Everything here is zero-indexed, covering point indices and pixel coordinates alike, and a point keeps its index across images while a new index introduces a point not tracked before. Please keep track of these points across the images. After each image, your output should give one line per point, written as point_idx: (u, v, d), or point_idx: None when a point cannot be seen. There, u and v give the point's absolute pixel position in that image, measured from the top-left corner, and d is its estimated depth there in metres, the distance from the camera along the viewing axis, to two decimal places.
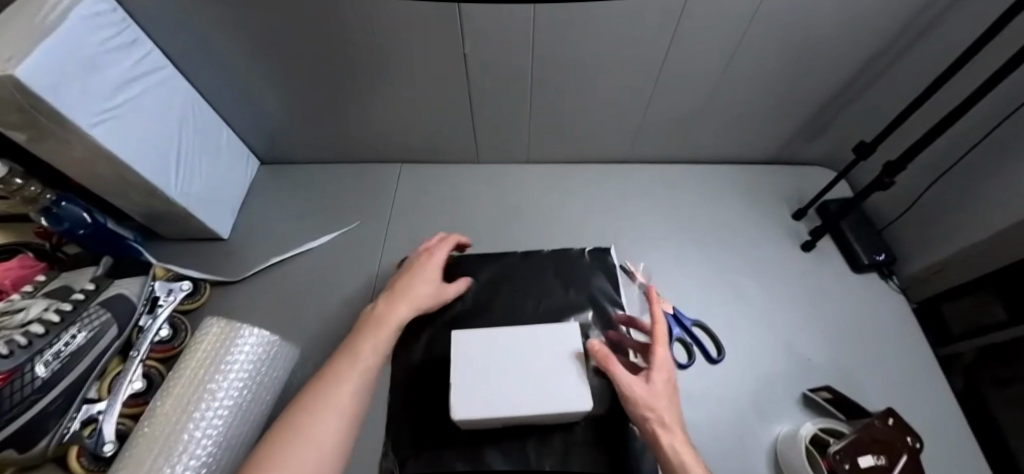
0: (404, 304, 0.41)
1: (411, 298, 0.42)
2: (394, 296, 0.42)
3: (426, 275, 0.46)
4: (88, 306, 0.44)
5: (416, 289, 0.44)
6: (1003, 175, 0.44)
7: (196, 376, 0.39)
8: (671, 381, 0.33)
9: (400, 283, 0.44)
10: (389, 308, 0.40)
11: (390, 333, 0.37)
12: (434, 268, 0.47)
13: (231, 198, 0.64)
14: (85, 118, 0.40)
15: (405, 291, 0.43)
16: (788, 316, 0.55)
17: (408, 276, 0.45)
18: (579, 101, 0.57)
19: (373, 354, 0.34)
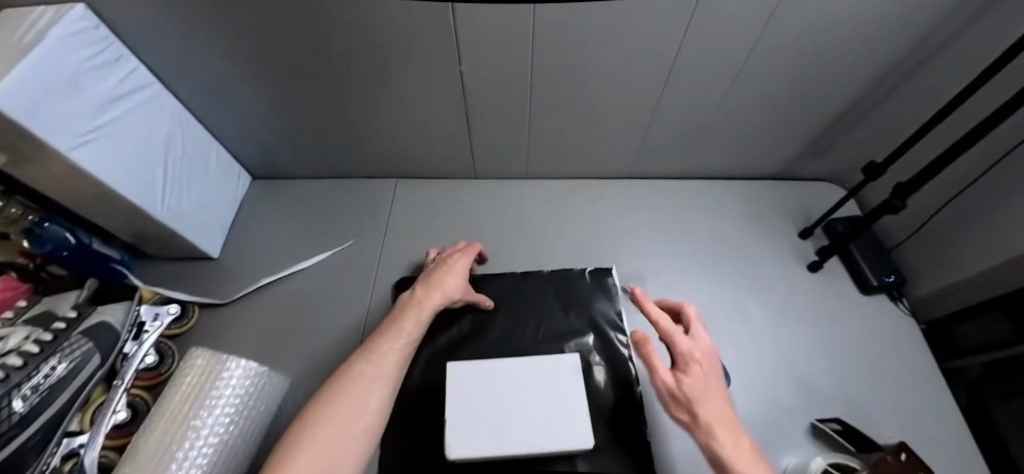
0: (438, 292, 0.43)
1: (445, 286, 0.44)
2: (430, 283, 0.44)
3: (459, 267, 0.47)
4: (70, 335, 0.42)
5: (451, 279, 0.46)
6: (1019, 198, 0.42)
7: (179, 413, 0.37)
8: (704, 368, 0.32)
9: (434, 272, 0.46)
10: (425, 295, 0.42)
11: (423, 319, 0.40)
12: (466, 261, 0.49)
13: (221, 216, 0.62)
14: (66, 140, 0.38)
15: (440, 280, 0.45)
16: (795, 339, 0.54)
17: (442, 267, 0.47)
18: (580, 116, 0.55)
19: (407, 340, 0.38)
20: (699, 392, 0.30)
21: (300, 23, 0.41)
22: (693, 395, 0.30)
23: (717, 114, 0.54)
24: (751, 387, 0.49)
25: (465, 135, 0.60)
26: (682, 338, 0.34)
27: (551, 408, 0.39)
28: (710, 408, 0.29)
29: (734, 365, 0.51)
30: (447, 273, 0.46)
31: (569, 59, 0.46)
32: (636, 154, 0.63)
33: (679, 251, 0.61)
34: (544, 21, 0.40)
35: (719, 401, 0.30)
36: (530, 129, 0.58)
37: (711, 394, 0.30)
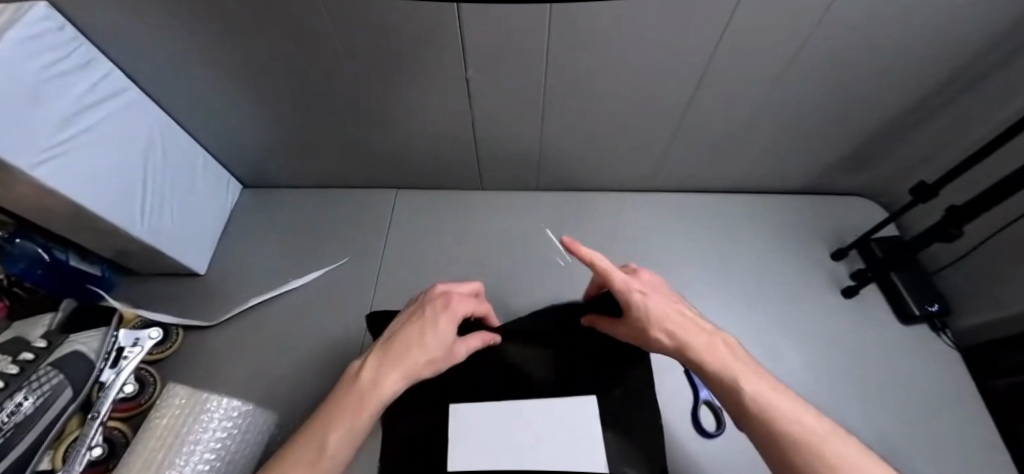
0: (396, 373, 0.31)
1: (409, 361, 0.32)
2: (389, 357, 0.32)
3: (435, 330, 0.35)
4: (38, 367, 0.39)
5: (418, 347, 0.33)
6: None
7: (154, 461, 0.33)
8: (652, 299, 0.33)
9: (400, 335, 0.34)
10: (376, 377, 0.31)
11: (366, 415, 0.29)
12: (449, 318, 0.36)
13: (208, 229, 0.58)
14: (28, 158, 0.34)
15: (404, 352, 0.33)
16: (829, 374, 0.49)
17: (412, 328, 0.34)
18: (596, 124, 0.51)
19: (342, 444, 0.28)
20: (663, 316, 0.32)
21: (291, 24, 0.37)
22: (658, 320, 0.32)
23: (746, 124, 0.49)
24: None
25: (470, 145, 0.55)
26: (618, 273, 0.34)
27: (552, 436, 0.39)
28: (676, 327, 0.31)
29: None
30: (416, 339, 0.34)
31: (588, 65, 0.41)
32: (653, 166, 0.59)
33: (701, 272, 0.57)
34: (563, 26, 0.36)
35: (677, 317, 0.32)
36: (541, 138, 0.54)
37: (670, 315, 0.32)
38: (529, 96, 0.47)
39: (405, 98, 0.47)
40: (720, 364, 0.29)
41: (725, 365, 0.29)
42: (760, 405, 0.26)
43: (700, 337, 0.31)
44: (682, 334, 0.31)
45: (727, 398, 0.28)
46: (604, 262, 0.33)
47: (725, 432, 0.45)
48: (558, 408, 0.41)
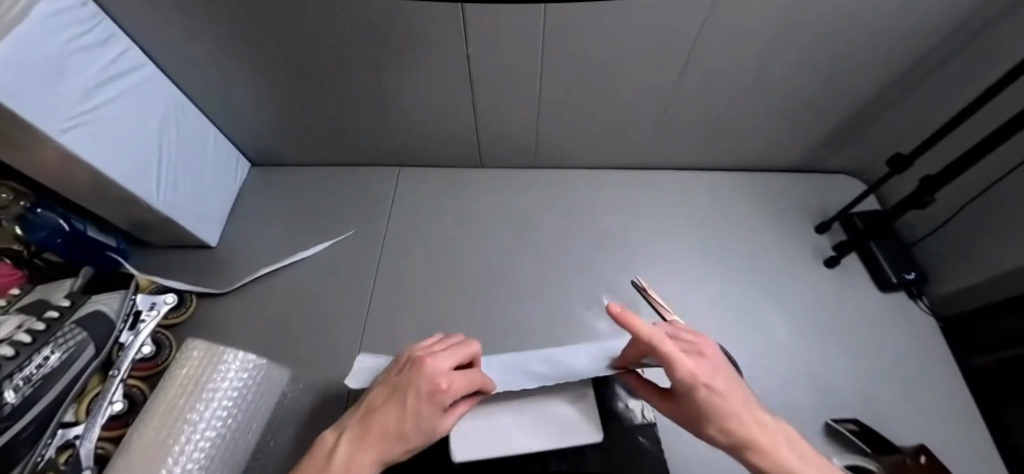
0: (370, 458, 0.26)
1: (384, 450, 0.27)
2: (364, 439, 0.27)
3: (419, 410, 0.28)
4: (63, 324, 0.41)
5: (401, 424, 0.27)
6: None
7: (175, 406, 0.36)
8: (716, 385, 0.27)
9: (380, 413, 0.28)
10: (347, 463, 0.25)
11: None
12: (438, 394, 0.29)
13: (219, 204, 0.61)
14: (54, 124, 0.36)
15: (383, 437, 0.27)
16: (810, 341, 0.52)
17: (393, 407, 0.28)
18: (590, 102, 0.53)
19: None
20: (728, 411, 0.26)
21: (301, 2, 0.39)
22: (721, 415, 0.26)
23: (734, 102, 0.52)
24: (766, 387, 0.48)
25: (470, 124, 0.58)
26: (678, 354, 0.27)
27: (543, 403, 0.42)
28: (740, 417, 0.26)
29: (746, 365, 0.49)
30: (397, 421, 0.28)
31: (583, 45, 0.44)
32: (646, 144, 0.61)
33: (692, 245, 0.59)
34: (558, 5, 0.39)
35: (743, 409, 0.26)
36: (538, 117, 0.56)
37: (735, 408, 0.26)
38: (527, 75, 0.49)
39: (409, 75, 0.50)
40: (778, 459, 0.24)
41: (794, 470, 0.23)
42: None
43: (764, 430, 0.26)
44: (741, 427, 0.26)
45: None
46: (659, 342, 0.27)
47: None
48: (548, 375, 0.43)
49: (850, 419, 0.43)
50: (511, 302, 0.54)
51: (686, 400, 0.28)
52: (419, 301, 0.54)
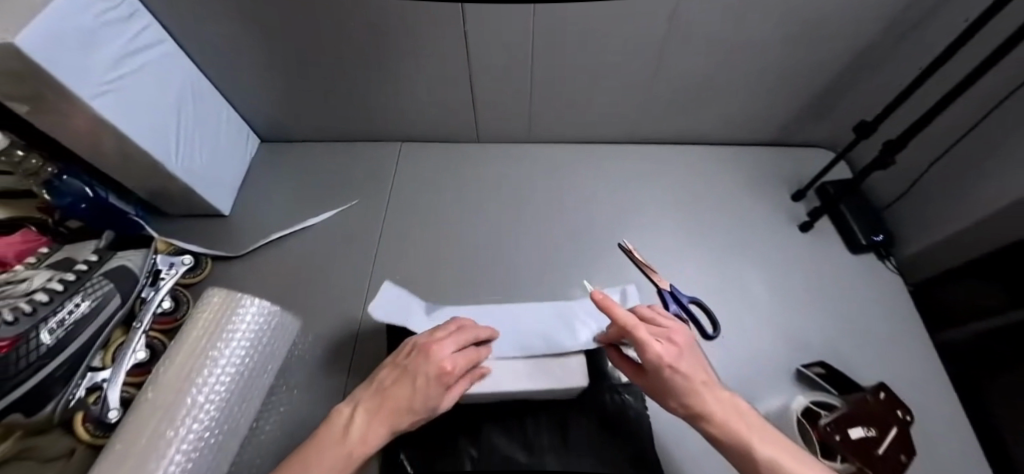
0: (382, 429, 0.32)
1: (397, 424, 0.32)
2: (379, 415, 0.32)
3: (427, 391, 0.33)
4: (91, 276, 0.45)
5: (409, 401, 0.33)
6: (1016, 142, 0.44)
7: (197, 346, 0.40)
8: (681, 364, 0.32)
9: (393, 393, 0.33)
10: (363, 436, 0.31)
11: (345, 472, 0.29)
12: (443, 378, 0.34)
13: (232, 175, 0.64)
14: (87, 89, 0.39)
15: (395, 412, 0.32)
16: (785, 298, 0.56)
17: (405, 388, 0.33)
18: (579, 76, 0.57)
19: None
20: (692, 386, 0.31)
21: None
22: (688, 390, 0.31)
23: (714, 76, 0.56)
24: (741, 338, 0.52)
25: (468, 98, 0.61)
26: (648, 337, 0.32)
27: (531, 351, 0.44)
28: (702, 394, 0.31)
29: (724, 318, 0.54)
30: (408, 399, 0.33)
31: (570, 22, 0.47)
32: (635, 118, 0.65)
33: (676, 213, 0.63)
34: None
35: (706, 385, 0.31)
36: (533, 93, 0.60)
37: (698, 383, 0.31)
38: (520, 52, 0.52)
39: (409, 52, 0.53)
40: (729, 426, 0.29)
41: (741, 435, 0.29)
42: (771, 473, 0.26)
43: (719, 402, 0.31)
44: (700, 400, 0.31)
45: (735, 457, 0.29)
46: (630, 322, 0.32)
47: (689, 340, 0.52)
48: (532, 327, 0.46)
49: (817, 364, 0.48)
50: (507, 264, 0.58)
51: (655, 376, 0.33)
52: (421, 262, 0.58)
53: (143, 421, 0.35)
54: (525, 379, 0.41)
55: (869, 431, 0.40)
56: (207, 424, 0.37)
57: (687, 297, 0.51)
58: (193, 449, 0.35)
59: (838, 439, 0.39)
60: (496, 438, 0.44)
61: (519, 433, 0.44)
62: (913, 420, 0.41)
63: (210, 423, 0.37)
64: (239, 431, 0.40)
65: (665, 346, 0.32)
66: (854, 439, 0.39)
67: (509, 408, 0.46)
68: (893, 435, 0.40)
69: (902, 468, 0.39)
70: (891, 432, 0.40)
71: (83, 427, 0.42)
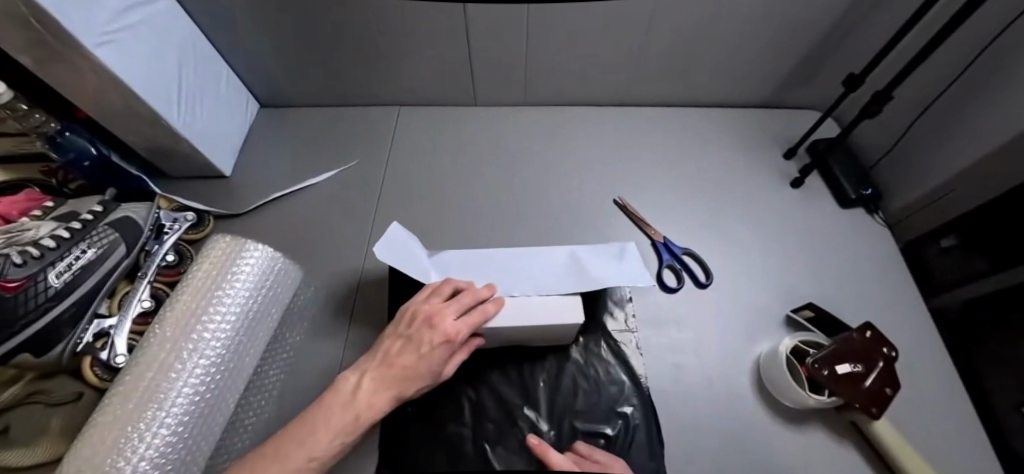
0: (388, 397, 0.34)
1: (403, 390, 0.35)
2: (385, 383, 0.35)
3: (430, 359, 0.36)
4: (97, 225, 0.46)
5: (411, 370, 0.35)
6: (1007, 87, 0.45)
7: (203, 284, 0.41)
8: None
9: (398, 361, 0.36)
10: (369, 401, 0.34)
11: (354, 432, 0.33)
12: (446, 345, 0.37)
13: (233, 138, 0.65)
14: (92, 38, 0.40)
15: (401, 379, 0.35)
16: (776, 249, 0.57)
17: (410, 355, 0.36)
18: (574, 38, 0.58)
19: (332, 440, 0.31)
20: None
21: None
22: None
23: (707, 35, 0.57)
24: (732, 285, 0.54)
25: (465, 59, 0.62)
26: None
27: (530, 292, 0.45)
28: None
29: (717, 266, 0.56)
30: (412, 366, 0.36)
31: None
32: (629, 80, 0.66)
33: (670, 171, 0.65)
34: None
35: None
36: (528, 53, 0.61)
37: None
38: (515, 12, 0.53)
39: (406, 12, 0.54)
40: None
41: None
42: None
43: None
44: None
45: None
46: None
47: (684, 287, 0.54)
48: (532, 271, 0.48)
49: (806, 307, 0.50)
50: (507, 219, 0.60)
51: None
52: (422, 217, 0.60)
53: (151, 355, 0.36)
54: (523, 316, 0.42)
55: (856, 367, 0.41)
56: (214, 360, 0.39)
57: (681, 248, 0.56)
58: (200, 383, 0.37)
59: (826, 374, 0.40)
60: (494, 379, 0.45)
61: (518, 377, 0.45)
62: (897, 355, 0.43)
63: (216, 358, 0.39)
64: (247, 370, 0.42)
65: None
66: (840, 374, 0.40)
67: (509, 353, 0.47)
68: (879, 369, 0.41)
69: (886, 399, 0.41)
70: (877, 366, 0.41)
71: (91, 371, 0.43)
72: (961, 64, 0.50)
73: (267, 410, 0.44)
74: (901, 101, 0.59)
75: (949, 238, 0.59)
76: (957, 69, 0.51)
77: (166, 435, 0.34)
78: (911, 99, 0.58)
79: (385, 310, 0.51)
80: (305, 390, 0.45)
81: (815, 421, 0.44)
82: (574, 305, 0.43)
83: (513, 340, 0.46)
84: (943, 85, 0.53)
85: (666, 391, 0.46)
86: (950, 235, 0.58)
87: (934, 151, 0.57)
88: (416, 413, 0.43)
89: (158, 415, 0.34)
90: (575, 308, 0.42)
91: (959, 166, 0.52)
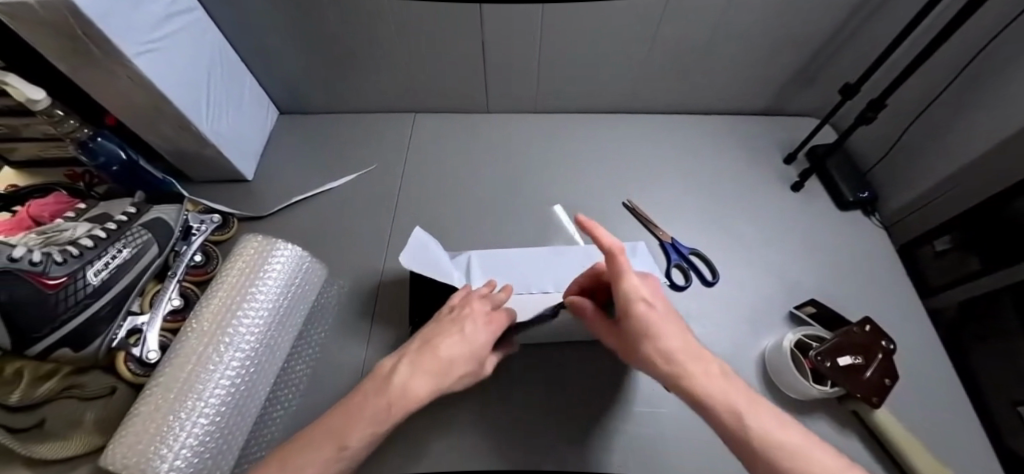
0: (427, 382, 0.31)
1: (443, 375, 0.32)
2: (426, 363, 0.31)
3: (473, 342, 0.35)
4: (131, 226, 0.48)
5: (448, 353, 0.33)
6: (994, 95, 0.49)
7: (238, 281, 0.43)
8: (676, 338, 0.30)
9: (438, 344, 0.33)
10: (406, 383, 0.30)
11: (387, 422, 0.28)
12: (484, 332, 0.36)
13: (255, 143, 0.68)
14: (133, 47, 0.42)
15: (440, 363, 0.32)
16: (778, 249, 0.60)
17: (453, 336, 0.34)
18: (583, 49, 0.61)
19: (364, 431, 0.27)
20: (657, 332, 0.30)
21: None
22: (653, 337, 0.30)
23: (710, 45, 0.60)
24: (738, 284, 0.56)
25: (479, 65, 0.65)
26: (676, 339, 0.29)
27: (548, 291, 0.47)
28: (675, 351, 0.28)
29: (722, 266, 0.58)
30: (452, 348, 0.33)
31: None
32: (636, 86, 0.69)
33: (675, 175, 0.67)
34: None
35: (676, 339, 0.29)
36: (540, 62, 0.64)
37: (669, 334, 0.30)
38: (531, 23, 0.57)
39: (428, 25, 0.57)
40: (744, 408, 0.24)
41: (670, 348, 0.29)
42: (768, 452, 0.22)
43: (698, 364, 0.28)
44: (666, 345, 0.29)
45: (717, 422, 0.25)
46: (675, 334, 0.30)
47: (691, 285, 0.56)
48: (548, 272, 0.50)
49: (808, 304, 0.52)
50: (519, 221, 0.62)
51: (643, 313, 0.31)
52: (437, 219, 0.62)
53: (187, 349, 0.39)
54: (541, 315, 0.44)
55: (857, 359, 0.44)
56: (248, 353, 0.41)
57: (688, 248, 0.58)
58: (236, 376, 0.39)
59: (828, 366, 0.42)
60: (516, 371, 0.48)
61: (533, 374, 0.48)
62: (895, 348, 0.45)
63: (251, 352, 0.41)
64: (278, 363, 0.44)
65: (683, 341, 0.29)
66: (842, 366, 0.43)
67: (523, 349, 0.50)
68: (878, 360, 0.44)
69: (885, 390, 0.43)
70: (876, 358, 0.44)
71: (125, 366, 0.45)
72: (950, 74, 0.54)
73: (295, 403, 0.45)
74: (894, 108, 0.63)
75: (943, 241, 0.62)
76: (953, 73, 0.53)
77: (205, 424, 0.36)
78: (906, 104, 0.61)
79: (404, 308, 0.53)
80: (330, 385, 0.47)
81: (819, 413, 0.46)
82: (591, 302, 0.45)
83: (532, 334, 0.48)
84: (939, 88, 0.56)
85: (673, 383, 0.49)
86: (945, 236, 0.61)
87: (927, 156, 0.60)
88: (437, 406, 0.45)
89: (197, 405, 0.36)
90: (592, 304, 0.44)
91: (952, 171, 0.55)
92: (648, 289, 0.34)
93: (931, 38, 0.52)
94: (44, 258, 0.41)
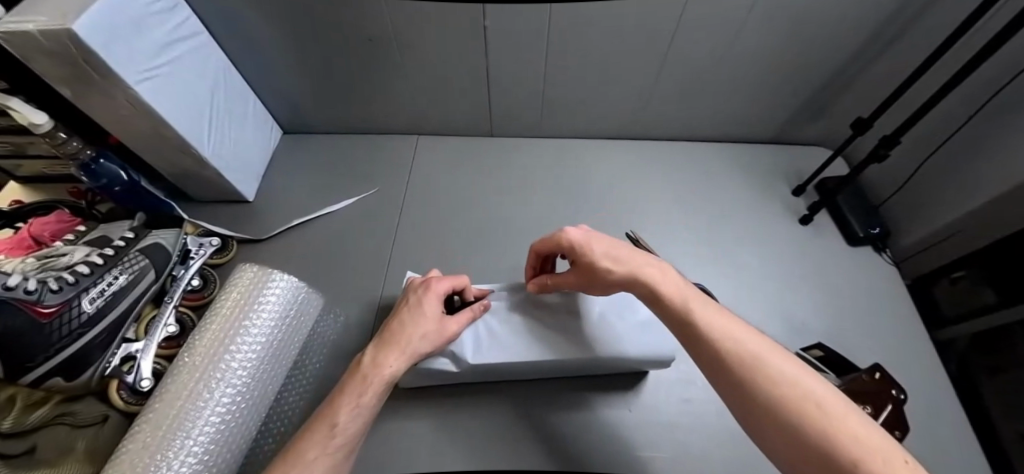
0: (395, 356, 0.32)
1: (407, 343, 0.33)
2: (388, 343, 0.33)
3: (424, 309, 0.36)
4: (129, 252, 0.48)
5: (406, 331, 0.34)
6: (1013, 132, 0.48)
7: (232, 313, 0.43)
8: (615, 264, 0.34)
9: (391, 327, 0.34)
10: (376, 361, 0.31)
11: (370, 396, 0.29)
12: (432, 301, 0.37)
13: (257, 163, 0.68)
14: (135, 74, 0.42)
15: (397, 341, 0.33)
16: (786, 285, 0.58)
17: (405, 315, 0.35)
18: (589, 76, 0.61)
19: (353, 411, 0.28)
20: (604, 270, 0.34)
21: None
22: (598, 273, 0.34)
23: (719, 72, 0.60)
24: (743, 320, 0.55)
25: (484, 88, 0.64)
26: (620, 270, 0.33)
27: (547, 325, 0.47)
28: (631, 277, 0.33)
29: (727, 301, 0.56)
30: (404, 326, 0.34)
31: (588, 23, 0.52)
32: (642, 112, 0.68)
33: (680, 203, 0.66)
34: None
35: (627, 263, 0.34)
36: (547, 87, 0.64)
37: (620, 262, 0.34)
38: (539, 48, 0.57)
39: (435, 49, 0.57)
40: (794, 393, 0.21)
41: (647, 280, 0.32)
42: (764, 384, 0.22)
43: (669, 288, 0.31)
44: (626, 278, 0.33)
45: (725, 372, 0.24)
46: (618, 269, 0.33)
47: None
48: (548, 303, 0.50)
49: (815, 347, 0.51)
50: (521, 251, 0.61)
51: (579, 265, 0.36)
52: (438, 245, 0.61)
53: (178, 383, 0.38)
54: (539, 352, 0.44)
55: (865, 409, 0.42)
56: (239, 389, 0.40)
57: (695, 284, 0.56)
58: (226, 412, 0.38)
59: None
60: (512, 409, 0.47)
61: (528, 411, 0.47)
62: (905, 398, 0.44)
63: (242, 387, 0.40)
64: (271, 397, 0.43)
65: (623, 264, 0.33)
66: None
67: (520, 385, 0.49)
68: (888, 410, 0.42)
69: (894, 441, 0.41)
70: (885, 408, 0.42)
71: (117, 394, 0.45)
72: (967, 108, 0.53)
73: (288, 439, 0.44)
74: (907, 141, 0.61)
75: (959, 275, 0.61)
76: (970, 107, 0.52)
77: (193, 463, 0.34)
78: (921, 137, 0.59)
79: None
80: None
81: None
82: (590, 337, 0.44)
83: (532, 372, 0.47)
84: (955, 123, 0.54)
85: (676, 423, 0.47)
86: (961, 270, 0.60)
87: (940, 190, 0.58)
88: (432, 446, 0.44)
89: (186, 443, 0.35)
90: (590, 341, 0.44)
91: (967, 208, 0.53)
92: (594, 232, 0.36)
93: (946, 73, 0.51)
94: (39, 286, 0.41)
